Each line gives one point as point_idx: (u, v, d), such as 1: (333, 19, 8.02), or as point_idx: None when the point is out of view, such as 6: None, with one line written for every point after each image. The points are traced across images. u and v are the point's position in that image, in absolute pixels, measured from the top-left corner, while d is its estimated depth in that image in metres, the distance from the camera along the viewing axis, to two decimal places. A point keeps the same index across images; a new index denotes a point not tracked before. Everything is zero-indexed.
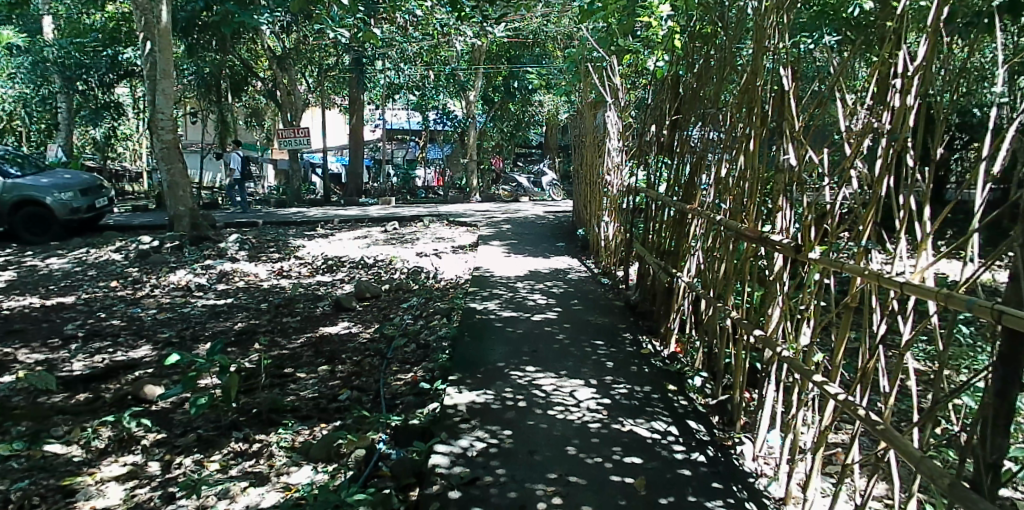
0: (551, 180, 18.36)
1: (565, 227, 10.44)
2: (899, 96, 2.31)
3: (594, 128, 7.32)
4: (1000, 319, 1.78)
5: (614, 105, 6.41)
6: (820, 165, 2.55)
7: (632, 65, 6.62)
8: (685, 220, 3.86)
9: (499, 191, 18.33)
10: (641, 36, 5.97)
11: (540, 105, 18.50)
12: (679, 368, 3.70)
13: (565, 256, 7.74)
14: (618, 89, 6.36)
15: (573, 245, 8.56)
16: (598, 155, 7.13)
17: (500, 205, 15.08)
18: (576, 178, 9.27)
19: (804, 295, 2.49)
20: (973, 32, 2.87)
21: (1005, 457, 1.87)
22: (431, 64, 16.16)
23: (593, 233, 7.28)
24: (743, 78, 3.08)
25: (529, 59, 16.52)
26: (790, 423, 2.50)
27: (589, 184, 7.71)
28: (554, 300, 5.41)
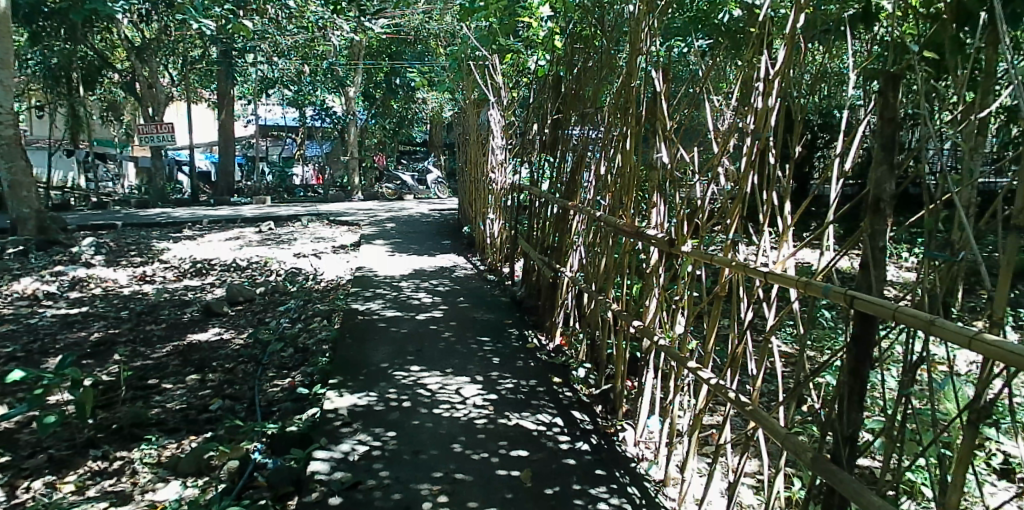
0: (437, 179, 18.28)
1: (450, 225, 10.44)
2: (761, 98, 2.45)
3: (478, 127, 7.35)
4: (853, 303, 1.96)
5: (497, 104, 6.46)
6: (691, 162, 2.67)
7: (513, 64, 6.68)
8: (567, 217, 3.95)
9: (382, 190, 18.05)
10: (522, 36, 6.04)
11: (423, 102, 18.38)
12: (564, 361, 3.78)
13: (450, 253, 7.72)
14: (500, 88, 6.42)
15: (458, 243, 8.55)
16: (482, 154, 7.16)
17: (384, 205, 14.55)
18: (462, 176, 9.29)
19: (678, 286, 2.60)
20: (826, 40, 3.09)
21: (859, 429, 2.03)
22: (307, 59, 15.69)
23: (479, 232, 7.31)
24: (621, 78, 3.17)
25: (410, 55, 16.25)
26: (667, 408, 2.60)
27: (474, 183, 7.75)
28: (439, 298, 5.39)
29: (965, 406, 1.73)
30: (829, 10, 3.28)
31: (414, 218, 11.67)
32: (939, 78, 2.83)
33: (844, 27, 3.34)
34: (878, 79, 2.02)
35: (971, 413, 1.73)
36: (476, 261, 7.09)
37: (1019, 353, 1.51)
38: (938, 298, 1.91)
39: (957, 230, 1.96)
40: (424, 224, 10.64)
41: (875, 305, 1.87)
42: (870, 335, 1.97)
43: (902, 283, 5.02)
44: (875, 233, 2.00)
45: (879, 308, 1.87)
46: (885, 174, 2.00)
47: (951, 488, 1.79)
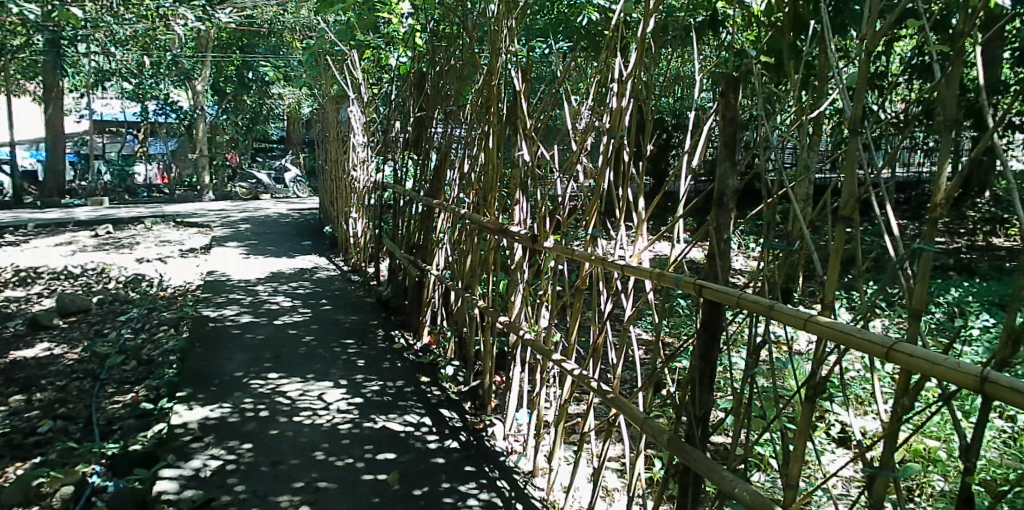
0: (294, 177, 17.70)
1: (312, 224, 10.11)
2: (615, 99, 2.55)
3: (339, 124, 7.20)
4: (701, 292, 2.10)
5: (358, 100, 6.33)
6: (551, 161, 2.73)
7: (373, 60, 6.57)
8: (432, 215, 3.95)
9: (237, 189, 17.11)
10: (381, 31, 5.94)
11: (280, 98, 17.67)
12: (432, 359, 3.78)
13: (312, 255, 7.48)
14: (360, 84, 6.29)
15: (320, 243, 8.29)
16: (343, 152, 6.99)
17: (236, 205, 13.89)
18: (323, 174, 9.02)
19: (541, 281, 2.67)
20: (673, 44, 3.27)
21: (709, 410, 2.17)
22: (148, 49, 14.62)
23: (342, 232, 7.12)
24: (482, 75, 3.20)
25: (264, 49, 15.56)
26: (534, 401, 2.66)
27: (335, 181, 7.56)
28: (300, 302, 5.21)
29: (802, 382, 1.90)
30: (668, 15, 3.49)
31: (271, 218, 11.15)
32: (771, 83, 3.07)
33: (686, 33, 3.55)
34: (719, 81, 2.16)
35: (806, 389, 1.90)
36: (339, 262, 6.91)
37: (847, 331, 1.70)
38: (774, 285, 2.08)
39: (791, 222, 2.14)
40: (283, 225, 10.24)
41: (719, 292, 2.02)
42: (717, 321, 2.12)
43: (741, 272, 5.42)
44: (719, 226, 2.14)
45: (724, 295, 2.03)
46: (728, 170, 2.13)
47: (792, 458, 1.95)
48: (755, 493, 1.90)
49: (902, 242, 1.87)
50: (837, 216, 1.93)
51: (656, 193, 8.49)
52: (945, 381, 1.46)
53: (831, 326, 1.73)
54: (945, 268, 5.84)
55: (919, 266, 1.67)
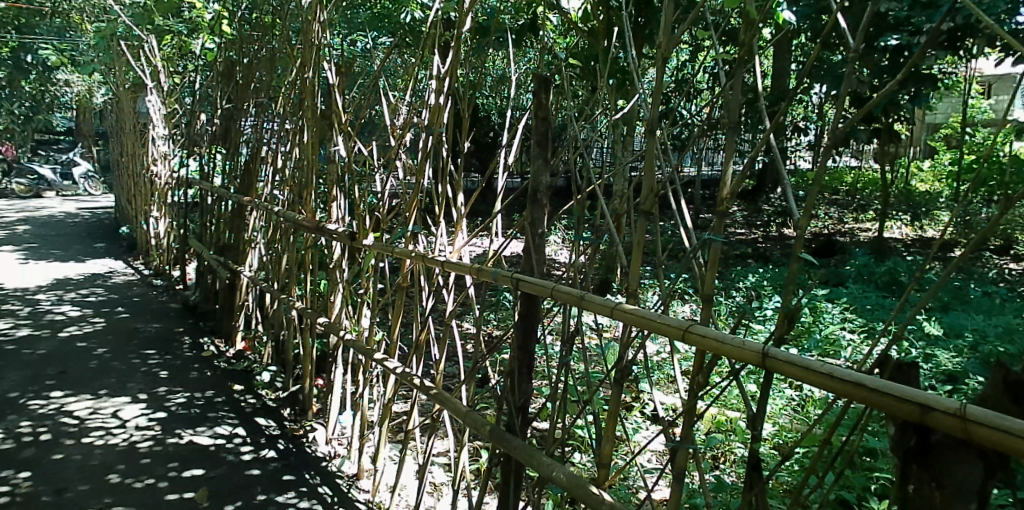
0: (86, 174, 15.75)
1: (106, 226, 9.17)
2: (433, 95, 2.54)
3: (137, 116, 6.64)
4: (518, 285, 2.16)
5: (157, 90, 5.85)
6: (369, 156, 2.68)
7: (176, 47, 6.09)
8: (244, 213, 3.74)
9: (15, 187, 15.09)
10: (185, 16, 5.53)
11: (68, 85, 15.83)
12: (246, 366, 3.58)
13: (105, 258, 6.79)
14: (159, 73, 5.81)
15: (115, 246, 7.53)
16: (142, 146, 6.45)
17: (9, 206, 12.04)
18: (117, 170, 8.24)
19: (362, 280, 2.61)
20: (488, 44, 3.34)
21: (528, 399, 2.22)
22: None
23: (142, 233, 6.54)
24: (294, 68, 3.08)
25: (45, 30, 13.86)
26: (357, 402, 2.60)
27: (133, 177, 6.93)
28: (90, 310, 4.72)
29: (611, 367, 2.02)
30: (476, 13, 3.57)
31: (56, 219, 9.93)
32: (582, 86, 3.23)
33: (500, 35, 3.64)
34: (532, 81, 2.23)
35: (618, 375, 2.02)
36: (140, 265, 6.33)
37: (650, 316, 1.83)
38: (581, 278, 2.19)
39: (599, 216, 2.26)
40: (69, 226, 9.20)
41: (534, 284, 2.09)
42: (534, 312, 2.18)
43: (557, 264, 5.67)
44: (534, 221, 2.20)
45: (539, 288, 2.10)
46: (541, 167, 2.18)
47: (604, 439, 2.07)
48: (572, 476, 1.99)
49: (694, 234, 2.05)
50: (641, 211, 2.06)
51: (479, 190, 8.63)
52: (733, 358, 1.63)
53: (635, 312, 1.86)
54: (741, 256, 6.46)
55: (710, 255, 1.83)
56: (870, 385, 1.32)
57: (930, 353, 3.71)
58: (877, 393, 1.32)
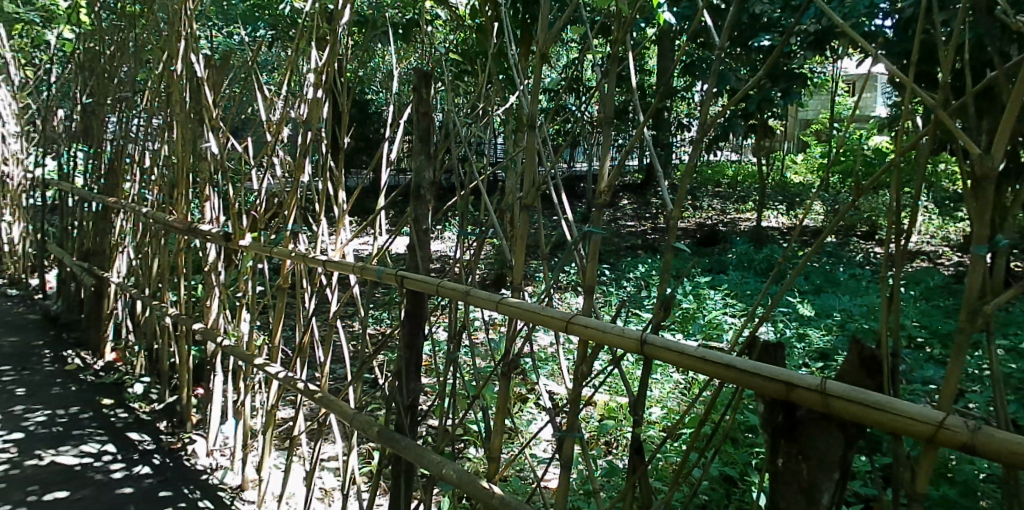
0: None
1: None
2: (310, 89, 2.48)
3: None
4: (403, 283, 2.14)
5: (9, 83, 5.40)
6: (244, 153, 2.58)
7: (30, 37, 5.65)
8: (110, 215, 3.52)
9: None
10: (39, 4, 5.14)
11: None
12: (117, 378, 3.37)
13: None
14: (10, 64, 5.37)
15: None
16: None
17: None
18: None
19: (240, 282, 2.51)
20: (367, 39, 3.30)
21: (417, 398, 2.20)
22: None
23: None
24: (161, 61, 2.94)
25: None
26: (239, 410, 2.50)
27: None
28: None
29: (500, 361, 2.03)
30: (355, 6, 3.52)
31: None
32: (464, 82, 3.24)
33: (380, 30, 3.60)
34: (411, 75, 2.19)
35: (507, 369, 2.04)
36: None
37: (535, 309, 1.86)
38: (466, 274, 2.18)
39: (483, 211, 2.27)
40: None
41: (420, 282, 2.07)
42: (421, 309, 2.17)
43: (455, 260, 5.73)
44: (418, 217, 2.18)
45: (425, 285, 2.08)
46: (423, 162, 2.16)
47: (493, 433, 2.08)
48: (462, 472, 1.99)
49: (576, 227, 2.08)
50: (524, 206, 2.08)
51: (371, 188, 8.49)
52: (613, 346, 1.68)
53: (521, 306, 1.89)
54: (630, 248, 6.68)
55: (590, 247, 1.87)
56: (739, 367, 1.42)
57: (802, 333, 3.97)
58: (744, 373, 1.41)
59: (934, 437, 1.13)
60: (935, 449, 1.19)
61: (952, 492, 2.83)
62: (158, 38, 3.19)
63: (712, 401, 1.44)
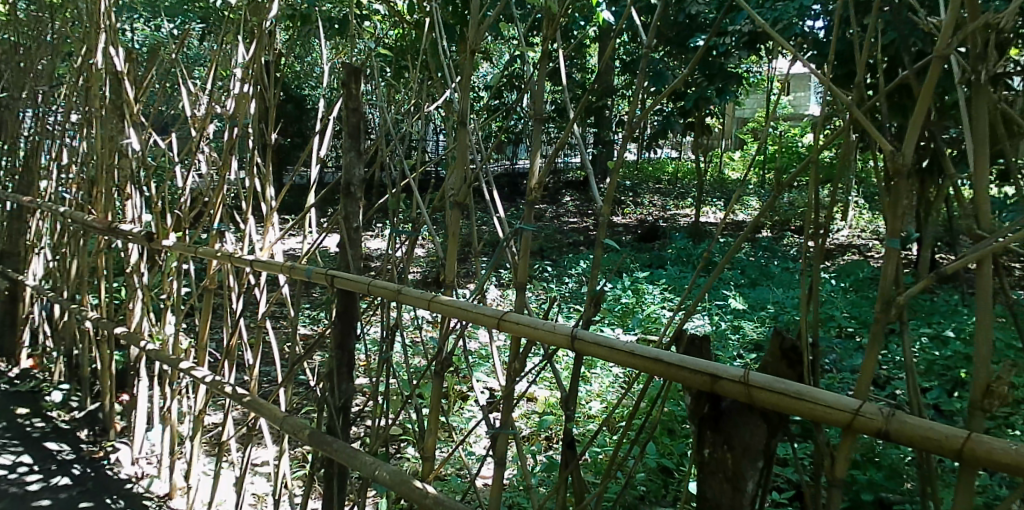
0: None
1: None
2: (238, 84, 2.42)
3: None
4: (333, 282, 2.10)
5: None
6: (167, 150, 2.50)
7: None
8: (25, 214, 3.36)
9: None
10: None
11: None
12: (34, 386, 3.23)
13: None
14: None
15: None
16: None
17: None
18: None
19: (164, 284, 2.44)
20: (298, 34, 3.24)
21: (350, 399, 2.18)
22: None
23: None
24: (79, 55, 2.82)
25: None
26: (165, 416, 2.43)
27: None
28: None
29: (433, 359, 2.02)
30: (286, 1, 3.46)
31: None
32: (398, 78, 3.22)
33: (312, 24, 3.54)
34: (341, 70, 2.15)
35: (441, 367, 2.03)
36: None
37: (467, 307, 1.86)
38: (398, 273, 2.16)
39: (416, 208, 2.25)
40: None
41: (351, 281, 2.05)
42: (353, 309, 2.14)
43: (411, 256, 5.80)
44: (348, 215, 2.15)
45: (356, 284, 2.05)
46: (354, 159, 2.13)
47: (427, 433, 2.07)
48: (395, 473, 1.98)
49: (509, 224, 2.09)
50: (456, 203, 2.07)
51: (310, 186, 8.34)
52: (544, 342, 1.69)
53: (454, 304, 1.88)
54: (573, 244, 6.74)
55: (522, 243, 1.88)
56: (666, 360, 1.45)
57: (737, 325, 4.08)
58: (670, 365, 1.43)
59: (850, 424, 1.17)
60: (850, 435, 1.23)
61: (878, 475, 3.00)
62: (76, 30, 3.07)
63: (640, 394, 1.47)
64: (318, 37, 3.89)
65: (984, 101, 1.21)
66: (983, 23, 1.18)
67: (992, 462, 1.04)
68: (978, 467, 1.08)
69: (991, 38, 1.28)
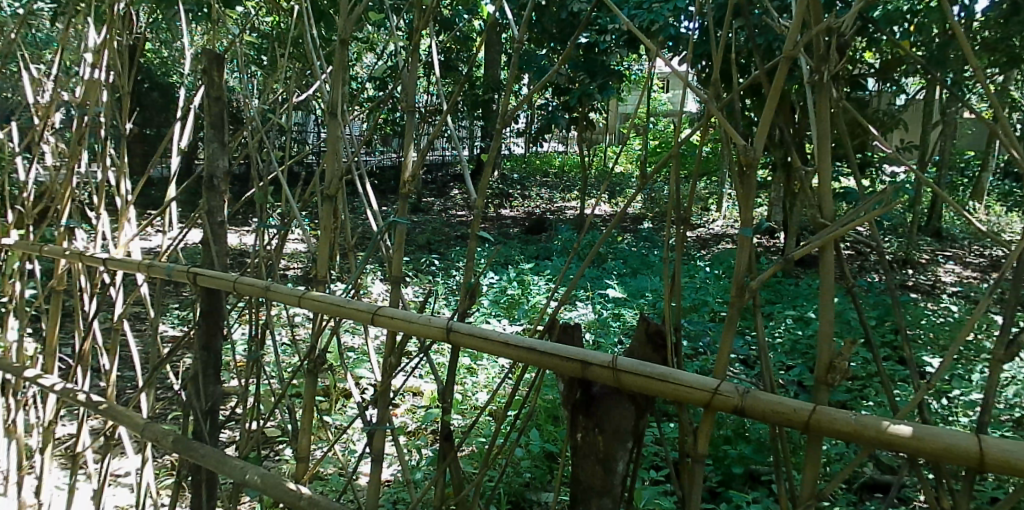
0: None
1: None
2: (87, 70, 2.25)
3: None
4: (196, 280, 2.00)
5: None
6: (6, 140, 2.30)
7: None
8: None
9: None
10: None
11: None
12: None
13: None
14: None
15: None
16: None
17: None
18: None
19: (4, 287, 2.25)
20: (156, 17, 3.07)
21: (218, 402, 2.08)
22: None
23: None
24: None
25: None
26: (10, 429, 2.25)
27: None
28: None
29: (306, 358, 1.97)
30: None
31: None
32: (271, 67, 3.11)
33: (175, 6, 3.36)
34: (201, 55, 2.00)
35: (316, 365, 1.98)
36: None
37: (339, 303, 1.82)
38: (268, 269, 2.08)
39: (286, 202, 2.18)
40: None
41: (216, 278, 1.95)
42: (218, 308, 2.04)
43: (289, 254, 5.66)
44: (212, 209, 2.05)
45: (222, 282, 1.96)
46: (217, 151, 2.02)
47: (302, 433, 2.01)
48: (267, 475, 1.91)
49: (384, 217, 2.06)
50: (327, 195, 2.01)
51: (184, 179, 7.92)
52: (419, 335, 1.68)
53: (324, 300, 1.83)
54: (461, 237, 6.77)
55: (396, 236, 1.85)
56: (538, 349, 1.47)
57: (618, 312, 4.24)
58: (542, 355, 1.46)
59: (710, 402, 1.24)
60: (709, 413, 1.30)
61: (748, 450, 3.19)
62: None
63: (513, 383, 1.48)
64: (184, 21, 3.69)
65: (825, 100, 1.29)
66: (823, 26, 1.27)
67: (834, 430, 1.13)
68: (822, 437, 1.17)
69: (831, 41, 1.38)
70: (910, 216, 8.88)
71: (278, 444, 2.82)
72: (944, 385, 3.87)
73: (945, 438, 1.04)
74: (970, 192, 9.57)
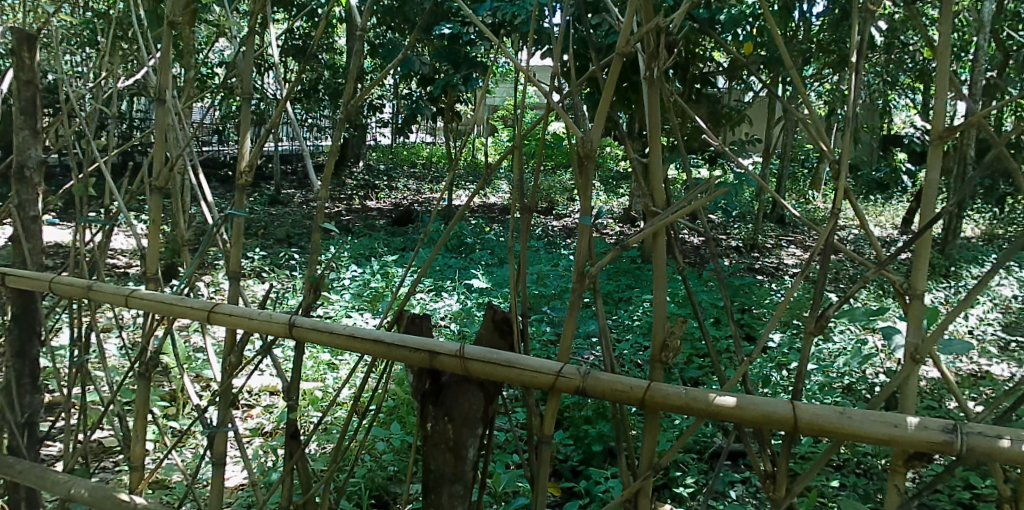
0: None
1: None
2: None
3: None
4: (5, 281, 1.83)
5: None
6: None
7: None
8: None
9: None
10: None
11: None
12: None
13: None
14: None
15: None
16: None
17: None
18: None
19: None
20: None
21: (36, 413, 1.92)
22: None
23: None
24: None
25: None
26: None
27: None
28: None
29: (136, 360, 1.85)
30: None
31: None
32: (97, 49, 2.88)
33: None
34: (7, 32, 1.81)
35: (148, 367, 1.86)
36: None
37: (173, 301, 1.72)
38: (92, 267, 1.93)
39: (110, 194, 2.03)
40: None
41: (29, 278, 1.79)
42: (33, 311, 1.88)
43: (131, 249, 5.28)
44: (21, 202, 1.87)
45: (38, 282, 1.81)
46: (27, 140, 1.84)
47: (134, 440, 1.89)
48: (94, 487, 1.78)
49: (222, 209, 1.96)
50: (157, 188, 1.89)
51: None
52: (261, 332, 1.63)
53: (156, 299, 1.72)
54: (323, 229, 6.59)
55: (234, 230, 1.77)
56: (386, 340, 1.47)
57: (482, 302, 4.30)
58: (389, 346, 1.46)
59: (554, 385, 1.29)
60: (554, 395, 1.35)
61: (608, 429, 3.33)
62: None
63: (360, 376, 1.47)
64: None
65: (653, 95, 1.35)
66: (653, 25, 1.33)
67: (667, 405, 1.21)
68: (657, 411, 1.25)
69: (661, 40, 1.46)
70: (757, 205, 9.59)
71: (115, 454, 2.64)
72: (782, 358, 4.23)
73: (764, 406, 1.14)
74: (809, 182, 10.47)
